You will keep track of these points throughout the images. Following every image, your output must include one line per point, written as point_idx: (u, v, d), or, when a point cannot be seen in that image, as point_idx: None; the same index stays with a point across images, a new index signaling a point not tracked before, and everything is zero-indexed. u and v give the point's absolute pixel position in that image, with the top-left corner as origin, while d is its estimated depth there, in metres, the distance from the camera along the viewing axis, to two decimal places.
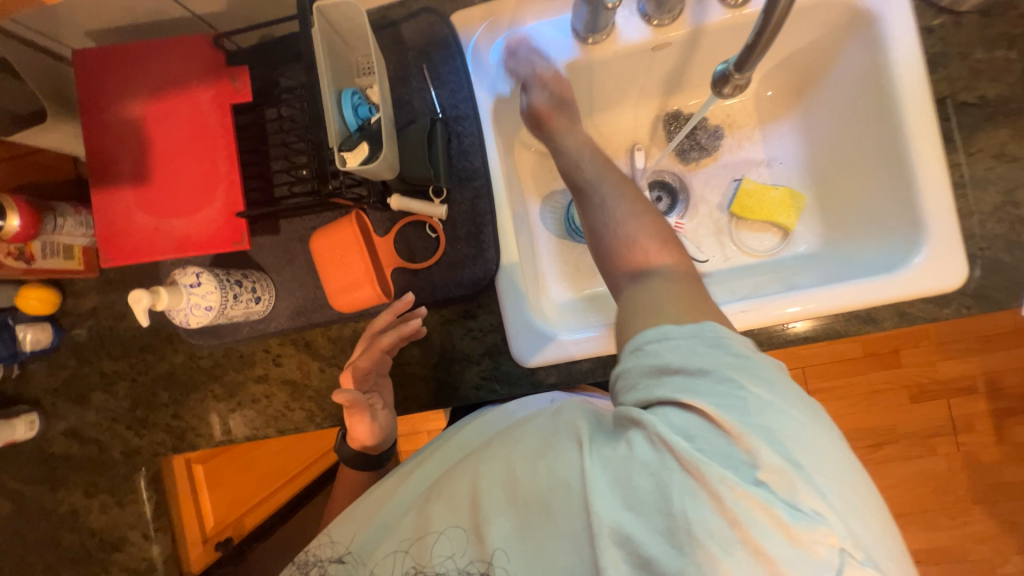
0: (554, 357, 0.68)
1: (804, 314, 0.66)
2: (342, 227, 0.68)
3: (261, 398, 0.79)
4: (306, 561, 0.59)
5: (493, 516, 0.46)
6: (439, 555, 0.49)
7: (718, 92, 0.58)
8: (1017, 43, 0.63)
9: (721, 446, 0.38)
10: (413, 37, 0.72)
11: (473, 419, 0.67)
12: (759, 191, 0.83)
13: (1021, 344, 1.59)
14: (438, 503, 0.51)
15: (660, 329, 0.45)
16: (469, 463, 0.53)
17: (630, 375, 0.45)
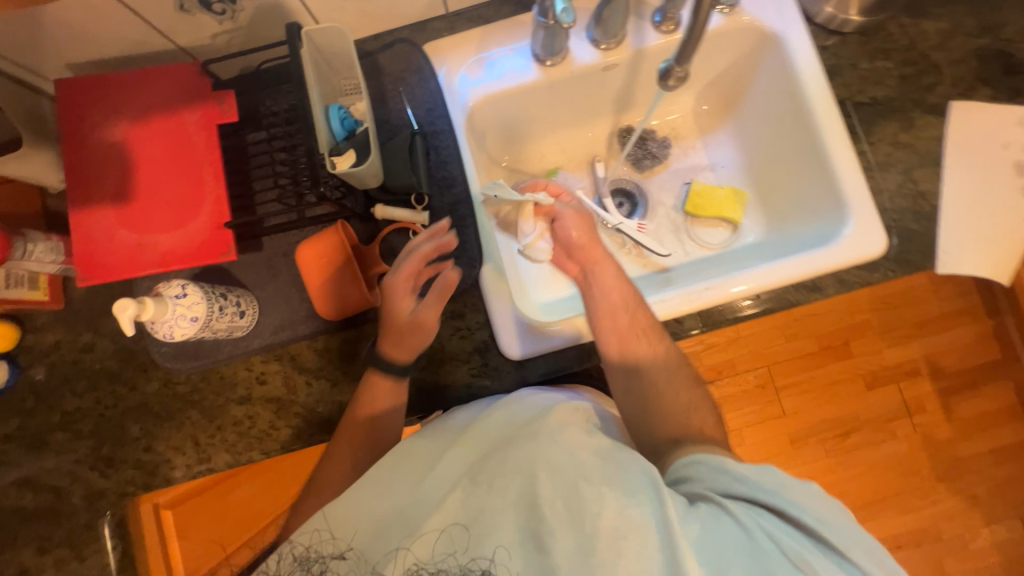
0: (542, 346, 0.73)
1: (751, 292, 0.75)
2: (327, 235, 0.70)
3: (243, 419, 0.76)
4: (306, 555, 0.60)
5: (554, 528, 0.53)
6: (442, 550, 0.57)
7: (664, 85, 0.67)
8: (892, 55, 0.78)
9: (795, 535, 0.51)
10: (390, 65, 0.79)
11: (493, 409, 0.67)
12: (707, 191, 0.94)
13: (950, 327, 1.76)
14: (485, 495, 0.58)
15: (716, 454, 0.59)
16: (518, 457, 0.59)
17: (702, 473, 0.57)
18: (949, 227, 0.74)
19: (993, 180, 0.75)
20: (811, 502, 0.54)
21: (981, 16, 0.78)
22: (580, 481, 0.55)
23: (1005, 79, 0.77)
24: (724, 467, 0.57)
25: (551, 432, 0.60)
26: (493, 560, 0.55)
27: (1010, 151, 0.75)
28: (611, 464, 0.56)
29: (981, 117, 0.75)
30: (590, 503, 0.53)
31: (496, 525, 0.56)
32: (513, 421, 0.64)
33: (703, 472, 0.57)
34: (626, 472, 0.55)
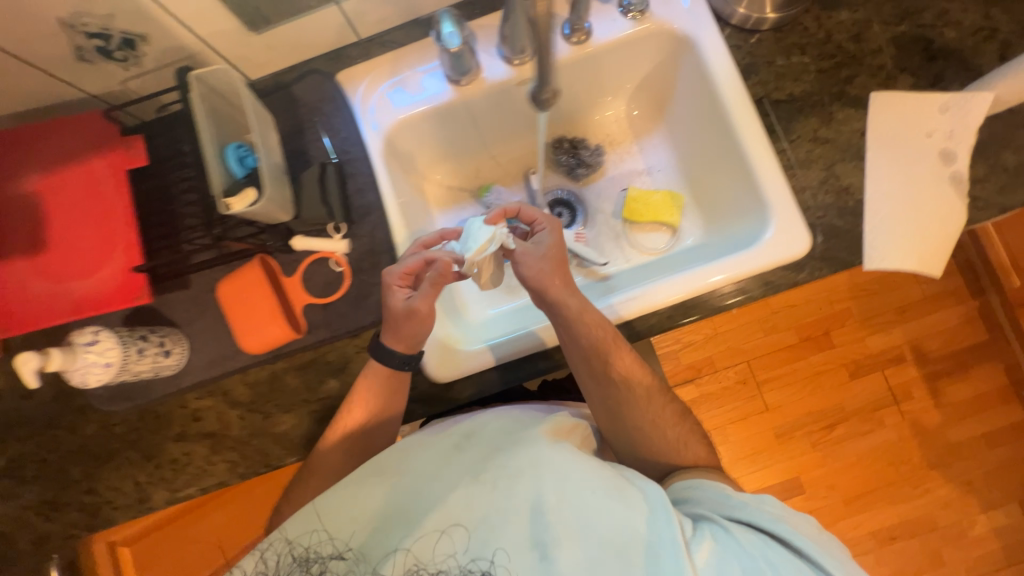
0: (485, 361, 0.74)
1: (674, 301, 0.74)
2: (244, 271, 0.71)
3: (180, 457, 0.77)
4: (306, 556, 0.62)
5: (557, 535, 0.59)
6: (442, 549, 0.60)
7: (539, 107, 0.68)
8: (808, 49, 0.76)
9: (781, 551, 0.58)
10: (304, 96, 0.79)
11: (484, 416, 0.71)
12: (643, 196, 0.93)
13: (934, 310, 1.72)
14: (491, 500, 0.62)
15: (714, 482, 0.67)
16: (525, 465, 0.63)
17: (701, 497, 0.65)
18: (874, 222, 0.72)
19: (918, 170, 0.73)
20: (796, 523, 0.61)
21: (897, 3, 0.76)
22: (580, 495, 0.61)
23: (926, 65, 0.75)
24: (720, 494, 0.65)
25: (557, 448, 0.65)
26: (492, 560, 0.59)
27: (935, 139, 0.73)
28: (611, 481, 0.62)
29: (902, 107, 0.74)
30: (587, 519, 0.60)
31: (499, 528, 0.60)
32: (504, 428, 0.69)
33: (700, 497, 0.66)
34: (627, 493, 0.61)
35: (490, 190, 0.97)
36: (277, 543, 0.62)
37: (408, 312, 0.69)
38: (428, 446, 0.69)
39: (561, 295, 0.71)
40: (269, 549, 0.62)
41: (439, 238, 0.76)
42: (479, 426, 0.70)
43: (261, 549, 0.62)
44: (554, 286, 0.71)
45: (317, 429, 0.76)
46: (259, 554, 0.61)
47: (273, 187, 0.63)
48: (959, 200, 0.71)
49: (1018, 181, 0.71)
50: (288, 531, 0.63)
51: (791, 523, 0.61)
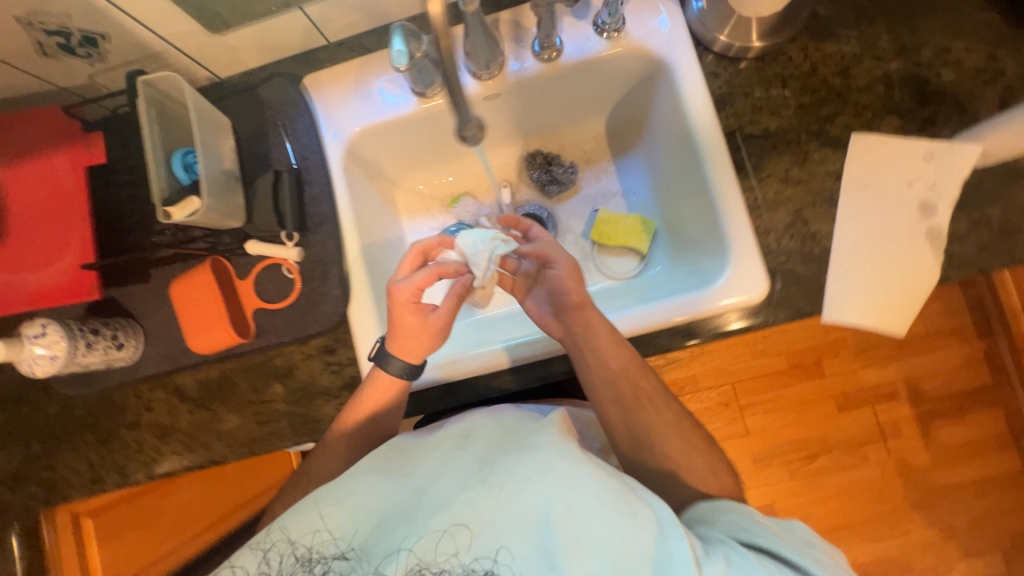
0: (493, 362, 0.74)
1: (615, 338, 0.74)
2: (195, 273, 0.72)
3: (132, 444, 0.80)
4: (308, 556, 0.55)
5: (569, 546, 0.50)
6: (442, 550, 0.52)
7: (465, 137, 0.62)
8: (790, 82, 0.72)
9: None
10: (270, 98, 0.79)
11: (489, 414, 0.64)
12: (613, 219, 0.90)
13: (935, 349, 1.64)
14: (493, 502, 0.52)
15: (733, 506, 0.61)
16: (532, 469, 0.53)
17: (722, 519, 0.59)
18: (837, 272, 0.69)
19: (891, 221, 0.69)
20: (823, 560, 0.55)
21: (894, 37, 0.71)
22: (591, 506, 0.50)
23: (917, 107, 0.69)
24: (741, 518, 0.59)
25: (565, 447, 0.54)
26: (495, 562, 0.51)
27: (916, 189, 0.68)
28: (621, 490, 0.51)
29: (884, 152, 0.69)
30: (600, 533, 0.50)
31: (501, 532, 0.51)
32: (509, 428, 0.60)
33: (718, 519, 0.60)
34: (637, 504, 0.51)
35: (458, 203, 0.94)
36: (276, 542, 0.56)
37: (430, 323, 0.70)
38: (427, 442, 0.63)
39: (594, 319, 0.71)
40: (268, 548, 0.56)
41: (438, 244, 0.73)
42: (476, 426, 0.62)
43: (260, 544, 0.56)
44: (590, 309, 0.71)
45: (259, 430, 0.77)
46: (261, 551, 0.55)
47: (213, 194, 0.63)
48: (933, 257, 0.67)
49: (1001, 242, 0.66)
50: (285, 526, 0.56)
51: (819, 557, 0.56)
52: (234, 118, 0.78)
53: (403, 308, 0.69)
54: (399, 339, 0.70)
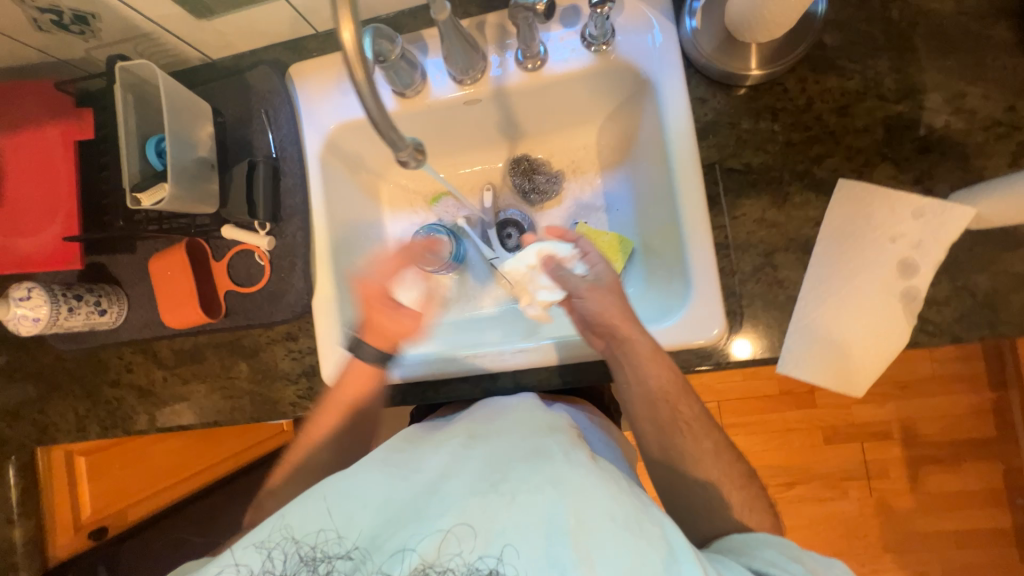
0: (518, 362, 0.74)
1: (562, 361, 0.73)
2: (172, 253, 0.75)
3: (112, 400, 0.86)
4: (312, 555, 0.49)
5: (580, 561, 0.44)
6: (447, 551, 0.46)
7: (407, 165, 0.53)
8: (780, 116, 0.69)
9: None
10: (258, 84, 0.80)
11: (504, 414, 0.60)
12: (590, 235, 0.85)
13: (948, 392, 1.47)
14: (503, 507, 0.47)
15: (770, 540, 0.55)
16: (545, 476, 0.48)
17: (757, 550, 0.54)
18: (799, 323, 0.66)
19: (867, 277, 0.65)
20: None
21: (900, 79, 0.66)
22: (602, 519, 0.45)
23: (915, 158, 0.65)
24: (780, 556, 0.52)
25: (577, 455, 0.50)
26: (496, 570, 0.44)
27: (898, 246, 0.64)
28: (633, 504, 0.47)
29: (870, 203, 0.65)
30: (612, 549, 0.44)
31: (506, 539, 0.45)
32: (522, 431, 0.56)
33: (752, 550, 0.54)
34: (652, 522, 0.45)
35: (439, 202, 0.92)
36: (278, 540, 0.50)
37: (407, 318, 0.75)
38: (432, 440, 0.59)
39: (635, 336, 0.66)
40: (271, 547, 0.50)
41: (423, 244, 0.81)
42: (488, 426, 0.58)
43: (265, 541, 0.50)
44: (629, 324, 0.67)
45: (224, 404, 0.82)
46: (265, 550, 0.50)
47: (183, 183, 0.67)
48: (904, 320, 0.63)
49: (983, 312, 0.62)
50: (288, 522, 0.51)
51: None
52: (222, 101, 0.80)
53: (377, 310, 0.75)
54: (378, 332, 0.75)
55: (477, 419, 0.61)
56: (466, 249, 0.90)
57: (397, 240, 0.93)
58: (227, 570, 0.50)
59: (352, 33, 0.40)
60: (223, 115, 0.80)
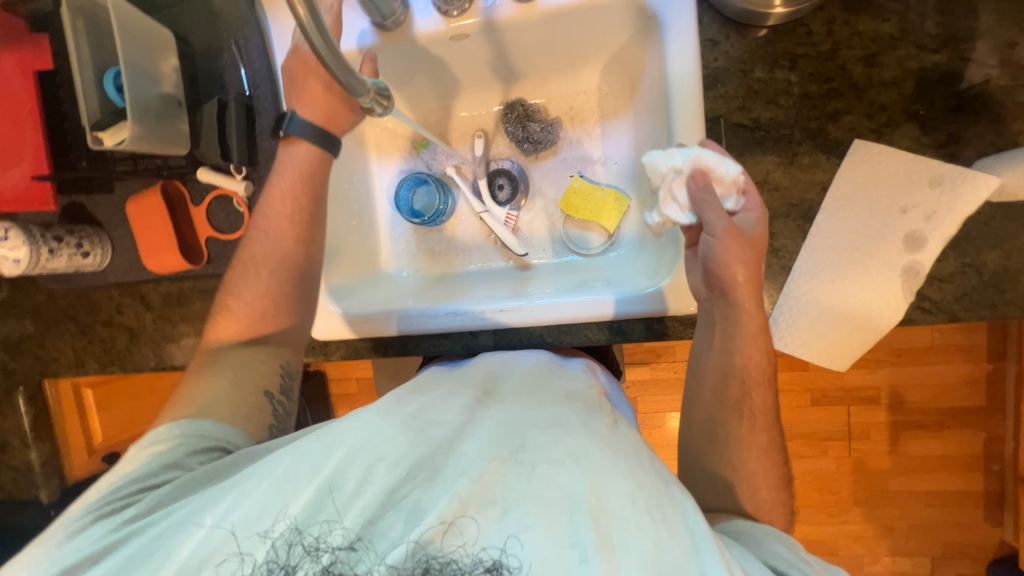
0: (536, 317, 0.71)
1: (544, 324, 0.72)
2: (147, 196, 0.73)
3: (107, 339, 0.88)
4: (315, 544, 0.43)
5: (602, 544, 0.38)
6: (452, 542, 0.40)
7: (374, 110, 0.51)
8: (799, 64, 0.61)
9: None
10: (224, 9, 0.73)
11: (522, 372, 0.55)
12: (585, 191, 0.81)
13: (944, 362, 1.45)
14: (525, 483, 0.41)
15: (775, 534, 0.52)
16: (565, 447, 0.42)
17: (765, 544, 0.51)
18: (792, 296, 0.63)
19: (870, 249, 0.61)
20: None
21: (944, 23, 0.58)
22: (625, 501, 0.40)
23: (944, 119, 0.59)
24: (788, 553, 0.49)
25: (599, 427, 0.45)
26: (503, 553, 0.39)
27: (909, 217, 0.60)
28: (656, 486, 0.42)
29: (885, 168, 0.60)
30: (634, 533, 0.39)
31: (522, 515, 0.40)
32: (539, 392, 0.50)
33: (759, 543, 0.51)
34: (672, 507, 0.41)
35: (426, 148, 0.87)
36: (281, 531, 0.44)
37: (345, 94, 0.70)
38: (437, 389, 0.52)
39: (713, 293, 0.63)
40: (277, 537, 0.43)
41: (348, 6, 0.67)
42: (503, 382, 0.53)
43: (267, 531, 0.44)
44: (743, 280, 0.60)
45: None
46: (270, 539, 0.44)
47: (145, 122, 0.63)
48: (903, 296, 0.60)
49: (987, 292, 0.59)
50: (296, 502, 0.44)
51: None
52: (189, 29, 0.74)
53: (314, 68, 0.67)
54: (314, 105, 0.69)
55: (490, 373, 0.56)
56: (452, 201, 0.87)
57: (384, 188, 0.89)
58: (217, 532, 0.45)
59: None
60: (190, 45, 0.74)
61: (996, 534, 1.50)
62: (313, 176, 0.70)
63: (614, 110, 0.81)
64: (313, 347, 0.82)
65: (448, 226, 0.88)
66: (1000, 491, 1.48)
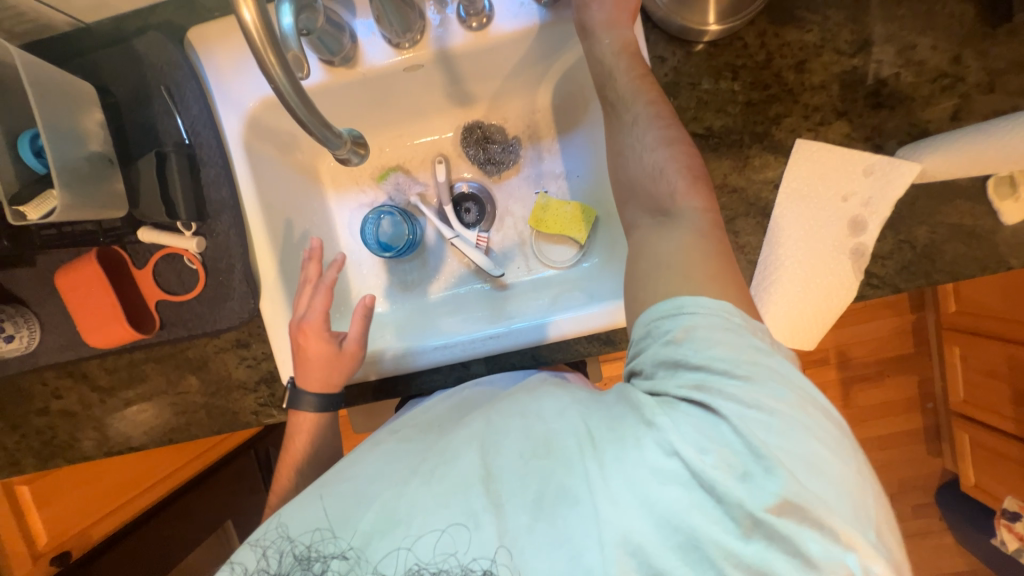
0: (514, 342, 0.72)
1: (528, 345, 0.72)
2: (81, 265, 0.66)
3: (45, 429, 0.78)
4: (306, 554, 0.42)
5: (494, 506, 0.39)
6: (439, 551, 0.39)
7: (351, 161, 0.56)
8: (740, 74, 0.66)
9: (736, 448, 0.36)
10: (149, 53, 0.68)
11: (443, 403, 0.56)
12: (553, 206, 0.82)
13: (878, 317, 1.61)
14: (423, 489, 0.41)
15: (675, 304, 0.42)
16: (462, 438, 0.44)
17: (650, 347, 0.43)
18: (780, 286, 0.67)
19: (822, 236, 0.67)
20: (787, 382, 0.38)
21: (859, 29, 0.65)
22: (512, 456, 0.41)
23: (868, 114, 0.66)
24: (677, 351, 0.40)
25: (496, 411, 0.46)
26: (493, 563, 0.38)
27: (850, 205, 0.66)
28: (546, 431, 0.42)
29: (826, 162, 0.66)
30: (518, 478, 0.40)
31: (440, 498, 0.40)
32: (465, 410, 0.52)
33: (651, 357, 0.42)
34: (560, 438, 0.41)
35: (387, 179, 0.85)
36: (273, 539, 0.44)
37: (343, 352, 0.65)
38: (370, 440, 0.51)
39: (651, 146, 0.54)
40: (267, 546, 0.44)
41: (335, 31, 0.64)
42: (426, 413, 0.54)
43: (258, 540, 0.45)
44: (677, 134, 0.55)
45: (176, 420, 0.76)
46: (260, 549, 0.44)
47: (74, 188, 0.57)
48: (855, 274, 0.66)
49: (922, 263, 0.66)
50: (283, 521, 0.44)
51: (778, 371, 0.38)
52: (110, 78, 0.68)
53: (311, 340, 0.65)
54: (312, 375, 0.65)
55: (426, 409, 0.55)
56: (420, 230, 0.85)
57: (346, 224, 0.85)
58: None
59: (253, 12, 0.37)
60: (114, 95, 0.68)
61: (938, 464, 1.68)
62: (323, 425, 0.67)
63: (571, 126, 0.83)
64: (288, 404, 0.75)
65: (417, 255, 0.86)
66: (936, 425, 1.66)
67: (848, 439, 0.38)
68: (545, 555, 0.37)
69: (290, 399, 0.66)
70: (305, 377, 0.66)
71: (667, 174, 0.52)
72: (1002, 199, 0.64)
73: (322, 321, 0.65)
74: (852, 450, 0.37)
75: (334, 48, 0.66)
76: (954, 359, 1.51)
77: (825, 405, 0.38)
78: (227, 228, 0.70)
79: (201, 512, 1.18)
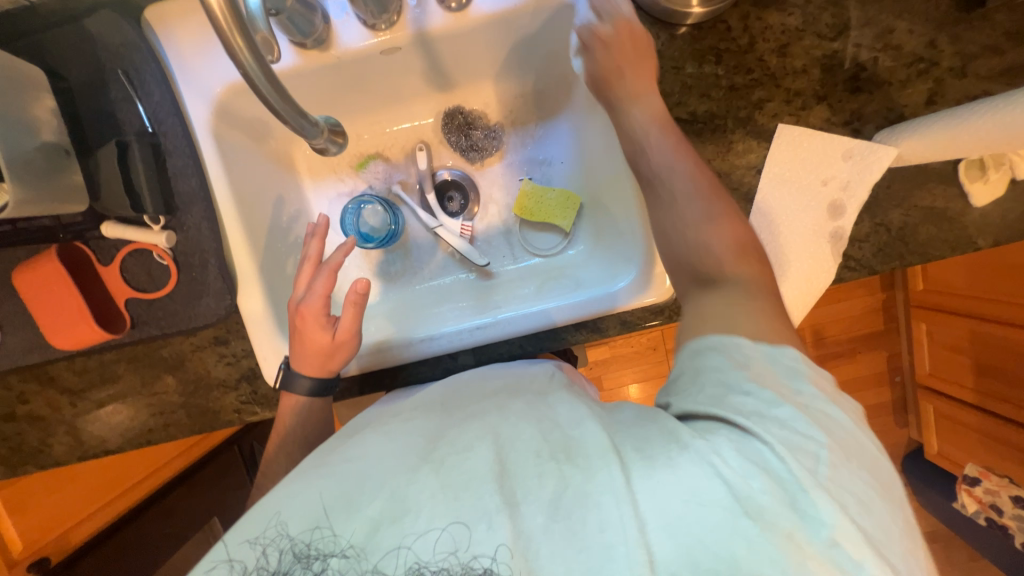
0: (502, 332, 0.71)
1: (518, 335, 0.72)
2: (41, 262, 0.62)
3: (12, 435, 0.74)
4: (306, 551, 0.39)
5: (508, 504, 0.37)
6: (437, 550, 0.37)
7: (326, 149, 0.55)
8: (724, 58, 0.66)
9: (785, 480, 0.35)
10: (103, 35, 0.63)
11: (443, 390, 0.54)
12: (537, 193, 0.81)
13: (851, 298, 1.66)
14: (433, 482, 0.39)
15: (726, 338, 0.44)
16: (474, 434, 0.42)
17: (701, 364, 0.43)
18: (783, 270, 0.68)
19: (803, 219, 0.67)
20: (837, 420, 0.39)
21: (840, 12, 0.65)
22: (527, 454, 0.40)
23: (847, 98, 0.66)
24: (729, 374, 0.41)
25: (509, 409, 0.45)
26: (494, 561, 0.36)
27: (829, 189, 0.67)
28: (560, 433, 0.42)
29: (807, 146, 0.66)
30: (536, 481, 0.38)
31: (453, 503, 0.38)
32: (472, 396, 0.51)
33: (697, 382, 0.42)
34: (577, 444, 0.40)
35: (366, 168, 0.82)
36: (272, 536, 0.40)
37: (336, 339, 0.63)
38: (364, 430, 0.48)
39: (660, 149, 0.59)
40: (267, 543, 0.40)
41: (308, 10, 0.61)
42: (418, 402, 0.52)
43: (257, 536, 0.41)
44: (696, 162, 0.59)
45: (154, 421, 0.74)
46: (258, 545, 0.40)
47: (27, 182, 0.53)
48: (834, 258, 0.67)
49: (896, 245, 0.68)
50: (282, 516, 0.40)
51: (825, 409, 0.40)
52: (61, 61, 0.63)
53: (309, 322, 0.63)
54: (308, 359, 0.64)
55: (436, 398, 0.53)
56: (402, 219, 0.83)
57: (325, 215, 0.82)
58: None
59: None
60: (66, 80, 0.63)
61: (904, 434, 1.77)
62: (313, 420, 0.65)
63: (557, 110, 0.81)
64: (265, 398, 0.73)
65: (400, 245, 0.84)
66: (903, 397, 1.74)
67: (881, 465, 0.40)
68: (562, 558, 0.36)
69: (284, 380, 0.65)
70: (300, 365, 0.64)
71: (702, 229, 0.54)
72: (972, 182, 0.66)
73: (326, 302, 0.63)
74: (886, 482, 0.39)
75: (309, 30, 0.63)
76: (920, 335, 1.56)
77: (866, 443, 0.40)
78: (197, 222, 0.66)
79: (184, 512, 1.16)
